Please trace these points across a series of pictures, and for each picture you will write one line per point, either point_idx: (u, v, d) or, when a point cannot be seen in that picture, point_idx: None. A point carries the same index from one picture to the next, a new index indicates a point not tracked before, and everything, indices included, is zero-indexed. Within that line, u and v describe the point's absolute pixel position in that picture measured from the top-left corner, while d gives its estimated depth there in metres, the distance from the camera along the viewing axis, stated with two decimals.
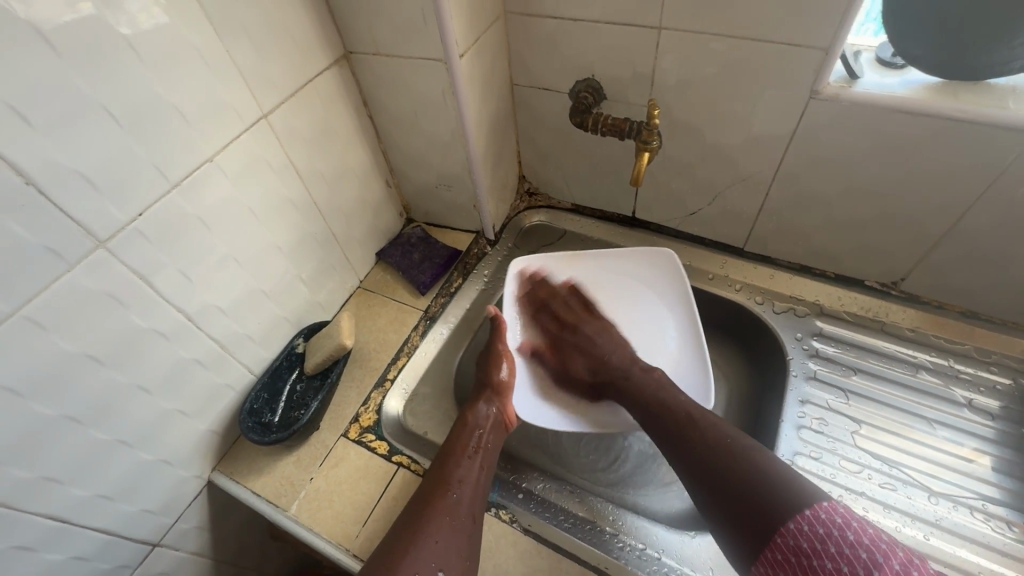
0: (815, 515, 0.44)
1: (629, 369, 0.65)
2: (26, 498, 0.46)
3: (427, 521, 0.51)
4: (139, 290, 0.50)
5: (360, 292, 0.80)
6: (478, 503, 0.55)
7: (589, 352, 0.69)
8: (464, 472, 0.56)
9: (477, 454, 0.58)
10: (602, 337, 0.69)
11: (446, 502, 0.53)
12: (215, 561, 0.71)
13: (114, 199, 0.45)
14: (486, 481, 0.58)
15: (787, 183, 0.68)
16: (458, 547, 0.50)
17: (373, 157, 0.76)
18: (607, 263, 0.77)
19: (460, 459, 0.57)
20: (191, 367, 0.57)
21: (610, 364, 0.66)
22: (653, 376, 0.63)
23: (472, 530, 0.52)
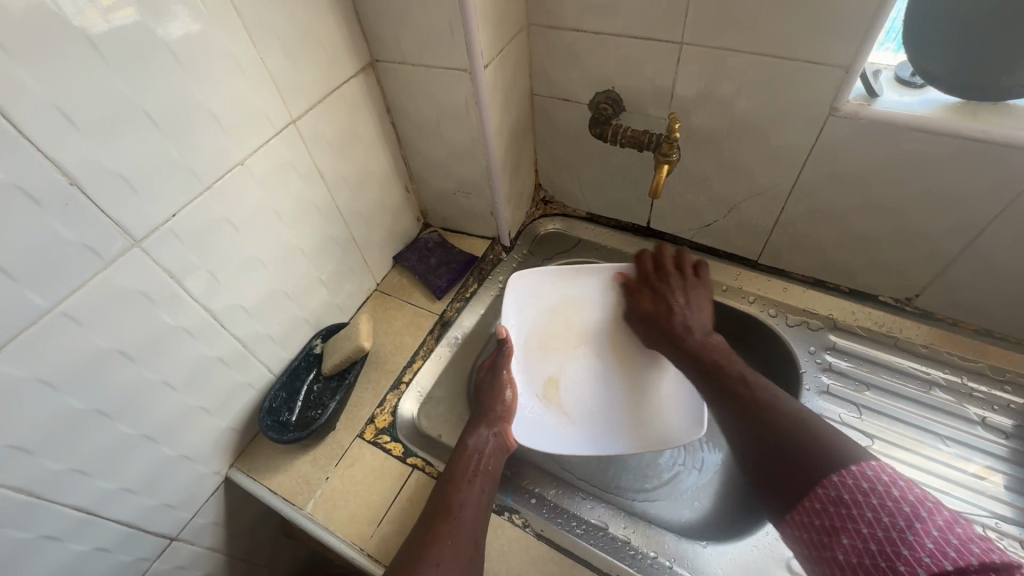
0: (861, 470, 0.42)
1: (688, 334, 0.65)
2: (55, 489, 0.47)
3: (431, 543, 0.51)
4: (169, 288, 0.51)
5: (377, 295, 0.82)
6: (479, 525, 0.54)
7: (660, 301, 0.69)
8: (465, 496, 0.55)
9: (478, 477, 0.58)
10: (686, 296, 0.69)
11: (448, 525, 0.52)
12: (229, 557, 0.71)
13: (150, 200, 0.47)
14: (489, 503, 0.57)
15: (804, 197, 0.68)
16: (461, 567, 0.50)
17: (394, 163, 0.78)
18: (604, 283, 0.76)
19: (460, 482, 0.57)
20: (214, 365, 0.59)
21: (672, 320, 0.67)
22: (710, 342, 0.62)
23: (475, 552, 0.52)
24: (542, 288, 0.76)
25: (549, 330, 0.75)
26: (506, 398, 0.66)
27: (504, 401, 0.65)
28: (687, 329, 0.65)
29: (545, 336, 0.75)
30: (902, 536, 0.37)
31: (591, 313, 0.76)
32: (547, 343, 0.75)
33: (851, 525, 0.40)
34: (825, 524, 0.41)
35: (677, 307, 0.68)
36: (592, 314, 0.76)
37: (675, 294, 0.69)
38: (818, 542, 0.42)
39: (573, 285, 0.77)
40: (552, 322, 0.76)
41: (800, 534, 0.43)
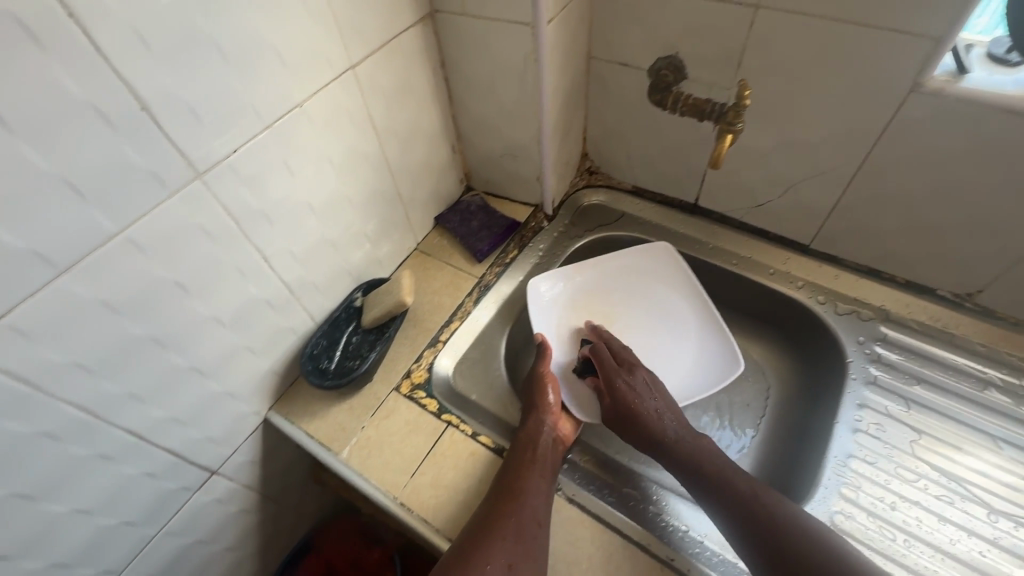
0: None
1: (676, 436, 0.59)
2: (113, 411, 0.49)
3: (497, 525, 0.51)
4: (225, 226, 0.51)
5: (417, 254, 0.82)
6: (544, 512, 0.54)
7: (643, 400, 0.62)
8: (529, 483, 0.55)
9: (538, 465, 0.57)
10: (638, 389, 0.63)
11: (516, 512, 0.52)
12: (262, 496, 0.74)
13: (213, 134, 0.47)
14: (551, 491, 0.56)
15: (869, 180, 0.65)
16: (526, 549, 0.50)
17: (443, 120, 0.77)
18: (616, 266, 0.79)
19: (526, 468, 0.56)
20: (261, 306, 0.59)
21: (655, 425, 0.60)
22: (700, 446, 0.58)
23: (539, 534, 0.52)
24: (558, 287, 0.77)
25: (581, 321, 0.76)
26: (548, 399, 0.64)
27: (546, 403, 0.63)
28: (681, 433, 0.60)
29: (575, 327, 0.76)
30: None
31: (613, 298, 0.78)
32: (580, 332, 0.76)
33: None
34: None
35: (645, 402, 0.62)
36: (613, 298, 0.78)
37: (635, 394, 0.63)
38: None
39: (586, 275, 0.78)
40: (577, 314, 0.77)
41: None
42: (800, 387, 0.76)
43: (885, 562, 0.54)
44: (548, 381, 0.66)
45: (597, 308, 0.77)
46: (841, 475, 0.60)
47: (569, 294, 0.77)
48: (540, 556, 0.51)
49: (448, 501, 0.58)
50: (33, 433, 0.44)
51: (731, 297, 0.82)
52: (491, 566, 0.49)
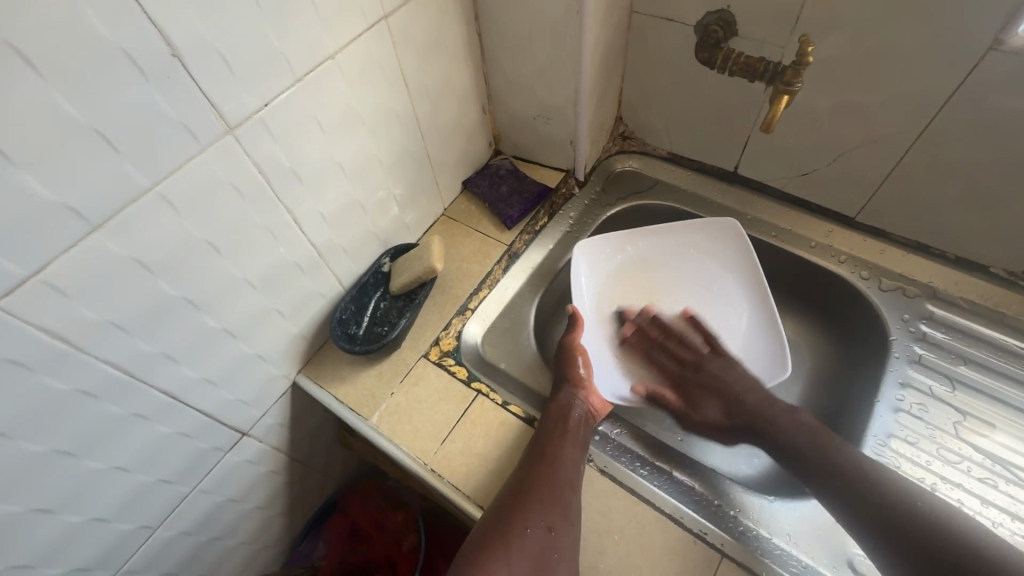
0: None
1: (769, 411, 0.61)
2: (148, 371, 0.48)
3: (532, 491, 0.50)
4: (257, 185, 0.50)
5: (444, 219, 0.79)
6: (577, 479, 0.53)
7: (720, 392, 0.65)
8: (562, 452, 0.54)
9: (572, 435, 0.56)
10: (730, 372, 0.66)
11: (550, 480, 0.51)
12: (291, 457, 0.74)
13: (246, 85, 0.44)
14: (582, 461, 0.55)
15: (929, 148, 0.61)
16: (562, 513, 0.50)
17: (475, 79, 0.73)
18: (666, 240, 0.74)
19: (559, 438, 0.55)
20: (291, 269, 0.58)
21: (749, 404, 0.62)
22: (798, 420, 0.58)
23: (573, 499, 0.52)
24: (602, 258, 0.74)
25: (623, 295, 0.74)
26: (580, 369, 0.63)
27: (577, 372, 0.62)
28: (769, 406, 0.61)
29: (616, 298, 0.73)
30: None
31: (663, 274, 0.74)
32: (620, 305, 0.73)
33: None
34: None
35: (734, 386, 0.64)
36: (663, 273, 0.75)
37: (724, 377, 0.65)
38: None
39: (635, 245, 0.75)
40: (622, 284, 0.74)
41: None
42: (837, 364, 0.74)
43: None
44: (578, 353, 0.64)
45: (643, 282, 0.74)
46: (880, 454, 0.59)
47: (616, 265, 0.74)
48: (574, 519, 0.50)
49: (479, 469, 0.58)
50: (71, 390, 0.44)
51: (767, 270, 0.79)
52: (529, 530, 0.48)
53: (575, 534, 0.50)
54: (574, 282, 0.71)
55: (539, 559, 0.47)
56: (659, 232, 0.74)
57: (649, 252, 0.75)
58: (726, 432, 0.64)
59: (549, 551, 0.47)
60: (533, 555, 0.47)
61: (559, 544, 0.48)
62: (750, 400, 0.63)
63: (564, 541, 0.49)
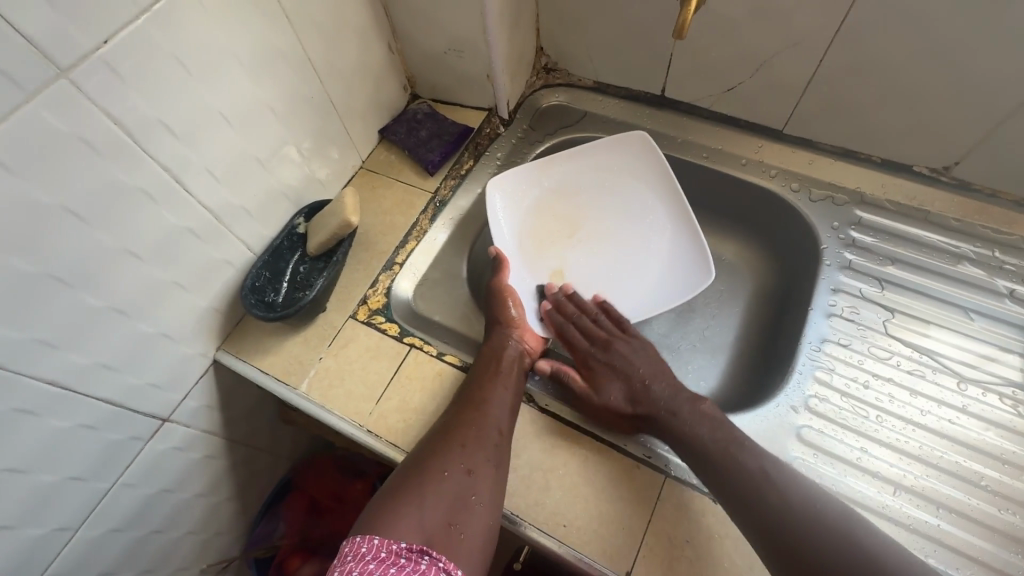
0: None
1: (676, 403, 0.53)
2: (20, 360, 0.43)
3: (453, 435, 0.49)
4: (115, 140, 0.44)
5: (362, 173, 0.74)
6: (506, 421, 0.51)
7: (624, 377, 0.57)
8: (491, 393, 0.52)
9: (502, 375, 0.54)
10: (635, 357, 0.59)
11: (476, 423, 0.49)
12: (228, 440, 0.71)
13: (74, 19, 0.38)
14: (514, 402, 0.53)
15: (846, 46, 0.60)
16: (486, 456, 0.48)
17: (373, 12, 0.67)
18: (585, 163, 0.72)
19: (488, 380, 0.53)
20: (184, 236, 0.53)
21: (655, 395, 0.54)
22: (702, 410, 0.52)
23: (501, 441, 0.50)
24: (524, 186, 0.71)
25: (543, 227, 0.71)
26: (511, 312, 0.61)
27: (509, 316, 0.60)
28: (676, 396, 0.54)
29: (536, 234, 0.70)
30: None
31: (584, 200, 0.72)
32: (542, 242, 0.70)
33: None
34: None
35: (635, 374, 0.57)
36: (582, 200, 0.72)
37: (631, 362, 0.58)
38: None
39: (557, 173, 0.72)
40: (541, 218, 0.71)
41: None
42: (777, 280, 0.74)
43: (857, 438, 0.54)
44: (507, 295, 0.62)
45: (561, 212, 0.71)
46: (815, 359, 0.60)
47: (533, 197, 0.71)
48: (500, 460, 0.49)
49: (417, 423, 0.56)
50: None
51: (703, 194, 0.78)
52: (448, 474, 0.47)
53: (500, 474, 0.48)
54: (493, 220, 0.68)
55: (455, 500, 0.45)
56: (597, 150, 0.71)
57: (577, 177, 0.72)
58: (608, 415, 0.54)
59: (466, 493, 0.46)
60: (451, 497, 0.46)
61: (479, 485, 0.46)
62: (657, 390, 0.55)
63: (485, 482, 0.47)
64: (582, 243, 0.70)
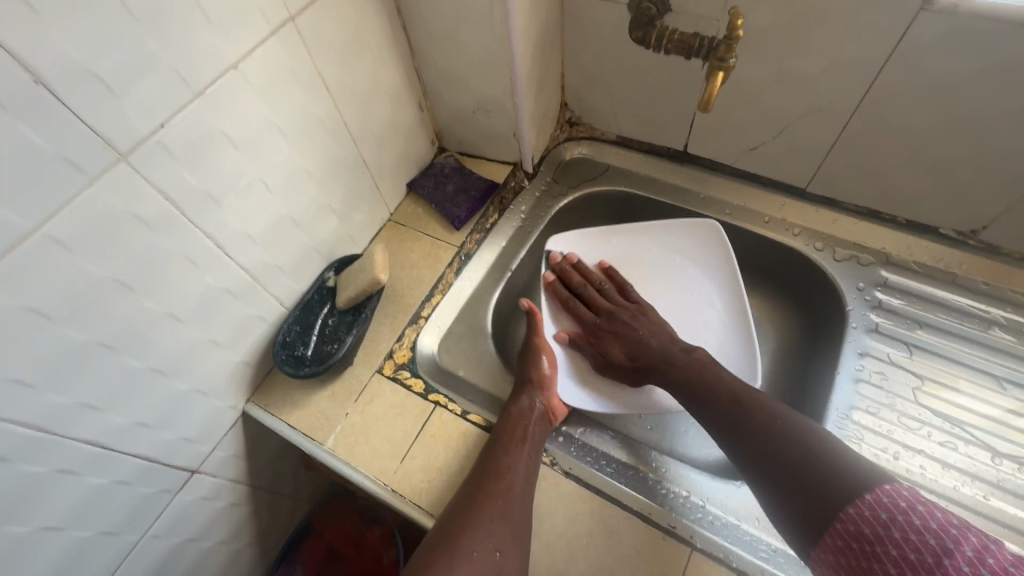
0: (876, 499, 0.39)
1: (670, 353, 0.60)
2: (66, 424, 0.45)
3: (479, 511, 0.49)
4: (165, 213, 0.46)
5: (390, 225, 0.76)
6: (529, 493, 0.52)
7: (628, 340, 0.63)
8: (515, 462, 0.53)
9: (525, 442, 0.54)
10: (635, 320, 0.65)
11: (500, 495, 0.50)
12: (251, 486, 0.72)
13: (134, 105, 0.41)
14: (536, 470, 0.54)
15: (871, 113, 0.60)
16: (512, 534, 0.48)
17: (406, 76, 0.69)
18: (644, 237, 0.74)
19: (511, 447, 0.54)
20: (222, 296, 0.54)
21: (652, 348, 0.61)
22: (694, 357, 0.59)
23: (524, 515, 0.50)
24: (583, 248, 0.74)
25: None
26: (544, 368, 0.62)
27: (541, 370, 0.61)
28: (673, 353, 0.60)
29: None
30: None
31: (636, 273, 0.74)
32: None
33: (877, 565, 0.37)
34: (857, 564, 0.38)
35: (638, 332, 0.63)
36: (638, 277, 0.74)
37: (629, 324, 0.64)
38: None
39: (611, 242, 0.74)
40: None
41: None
42: (802, 337, 0.74)
43: None
44: (541, 353, 0.63)
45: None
46: (843, 427, 0.59)
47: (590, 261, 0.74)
48: (523, 536, 0.49)
49: (440, 484, 0.56)
50: None
51: None
52: (476, 553, 0.47)
53: (523, 553, 0.48)
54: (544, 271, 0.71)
55: None
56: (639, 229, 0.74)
57: (626, 250, 0.74)
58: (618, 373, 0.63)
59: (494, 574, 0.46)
60: None
61: (505, 565, 0.46)
62: (655, 343, 0.62)
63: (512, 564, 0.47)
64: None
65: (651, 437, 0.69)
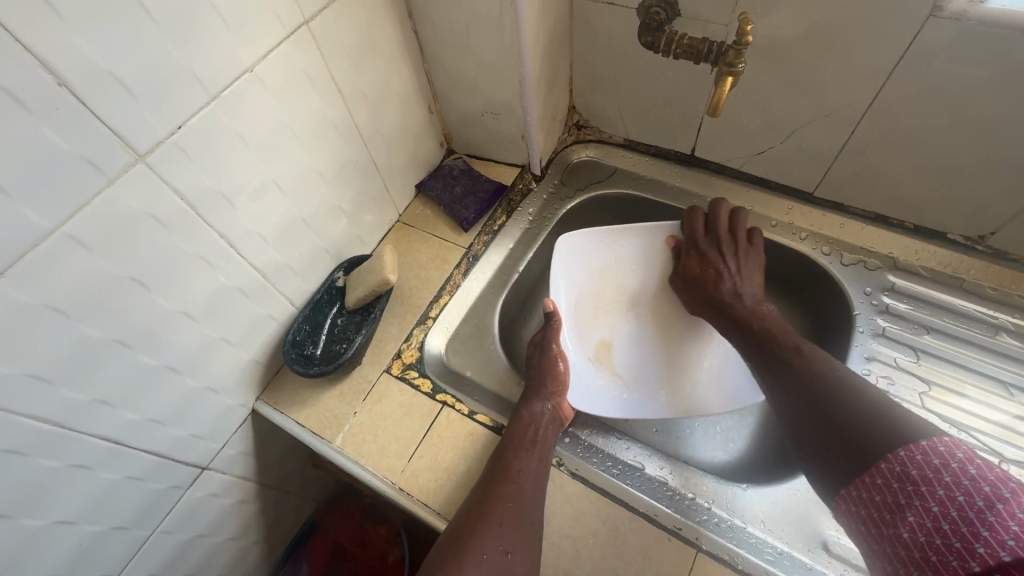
0: (932, 446, 0.38)
1: (743, 303, 0.62)
2: (82, 420, 0.46)
3: (492, 513, 0.49)
4: (181, 213, 0.47)
5: (399, 226, 0.77)
6: (539, 494, 0.52)
7: (705, 273, 0.65)
8: (525, 464, 0.53)
9: (535, 445, 0.55)
10: (736, 265, 0.65)
11: (510, 497, 0.50)
12: (260, 484, 0.72)
13: (152, 107, 0.41)
14: (546, 472, 0.54)
15: (879, 119, 0.60)
16: (522, 536, 0.49)
17: (416, 79, 0.70)
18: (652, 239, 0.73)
19: (521, 450, 0.54)
20: (235, 295, 0.55)
21: (723, 290, 0.63)
22: (766, 317, 0.60)
23: (535, 519, 0.51)
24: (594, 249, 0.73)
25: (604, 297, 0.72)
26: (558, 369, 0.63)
27: (557, 373, 0.62)
28: (753, 308, 0.61)
29: (593, 301, 0.72)
30: (981, 517, 0.33)
31: (641, 281, 0.73)
32: (597, 309, 0.72)
33: (918, 502, 0.36)
34: (891, 501, 0.38)
35: (727, 273, 0.64)
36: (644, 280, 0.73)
37: (726, 265, 0.65)
38: (880, 520, 0.39)
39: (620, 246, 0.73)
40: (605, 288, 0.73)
41: (863, 514, 0.40)
42: (808, 341, 0.74)
43: None
44: (558, 359, 0.64)
45: (621, 291, 0.73)
46: None
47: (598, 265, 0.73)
48: (535, 539, 0.49)
49: (448, 484, 0.57)
50: None
51: None
52: (485, 555, 0.47)
53: (534, 555, 0.49)
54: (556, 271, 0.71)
55: None
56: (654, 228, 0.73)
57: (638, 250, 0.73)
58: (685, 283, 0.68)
59: None
60: None
61: (514, 567, 0.47)
62: (729, 287, 0.63)
63: (520, 565, 0.47)
64: (633, 324, 0.71)
65: (656, 438, 0.69)
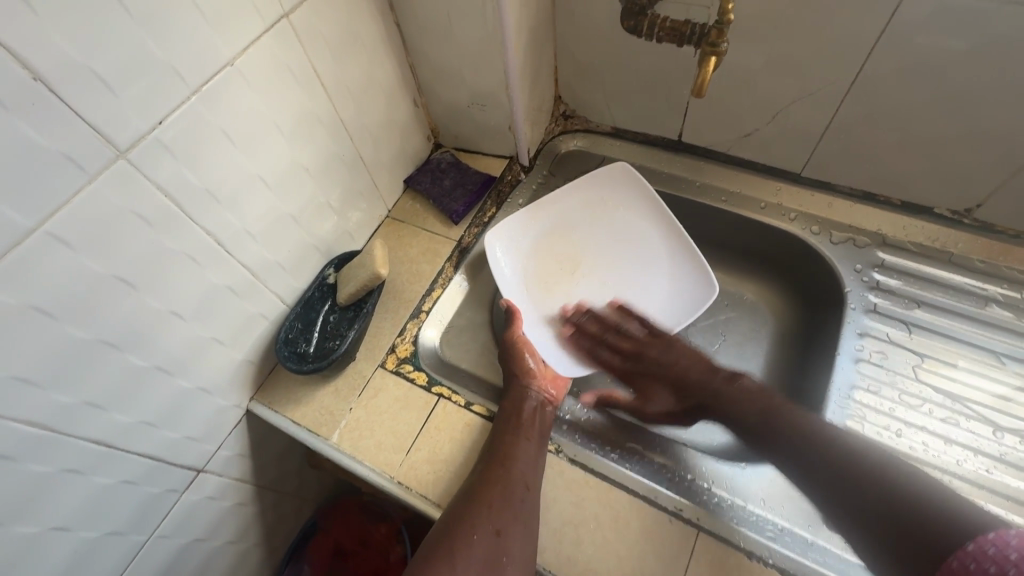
0: (981, 549, 0.37)
1: (713, 383, 0.63)
2: (71, 424, 0.45)
3: (483, 497, 0.49)
4: (166, 211, 0.46)
5: (388, 222, 0.76)
6: (532, 476, 0.52)
7: (665, 378, 0.66)
8: (515, 448, 0.53)
9: (522, 429, 0.55)
10: (668, 356, 0.67)
11: (502, 480, 0.50)
12: (257, 486, 0.72)
13: (132, 103, 0.41)
14: (536, 452, 0.54)
15: (862, 95, 0.61)
16: (515, 516, 0.49)
17: (400, 71, 0.70)
18: (588, 210, 0.74)
19: (510, 435, 0.54)
20: (224, 294, 0.55)
21: (694, 382, 0.64)
22: (740, 385, 0.61)
23: (526, 498, 0.50)
24: (521, 234, 0.72)
25: (546, 267, 0.72)
26: (529, 364, 0.61)
27: (527, 367, 0.60)
28: (709, 377, 0.64)
29: (539, 277, 0.72)
30: None
31: (578, 239, 0.74)
32: (545, 283, 0.71)
33: None
34: None
35: (680, 364, 0.66)
36: (578, 239, 0.74)
37: (665, 359, 0.66)
38: None
39: (546, 218, 0.74)
40: (543, 261, 0.73)
41: None
42: (803, 322, 0.74)
43: None
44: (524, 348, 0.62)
45: (560, 250, 0.73)
46: (845, 407, 0.59)
47: (533, 243, 0.73)
48: (528, 520, 0.49)
49: (446, 475, 0.56)
50: None
51: (722, 235, 0.79)
52: (477, 537, 0.47)
53: (528, 536, 0.48)
54: (497, 271, 0.69)
55: (486, 563, 0.46)
56: (599, 196, 0.74)
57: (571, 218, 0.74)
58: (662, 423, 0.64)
59: (496, 555, 0.46)
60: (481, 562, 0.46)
61: (508, 546, 0.47)
62: (699, 380, 0.64)
63: (515, 544, 0.47)
64: (584, 277, 0.72)
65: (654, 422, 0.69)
